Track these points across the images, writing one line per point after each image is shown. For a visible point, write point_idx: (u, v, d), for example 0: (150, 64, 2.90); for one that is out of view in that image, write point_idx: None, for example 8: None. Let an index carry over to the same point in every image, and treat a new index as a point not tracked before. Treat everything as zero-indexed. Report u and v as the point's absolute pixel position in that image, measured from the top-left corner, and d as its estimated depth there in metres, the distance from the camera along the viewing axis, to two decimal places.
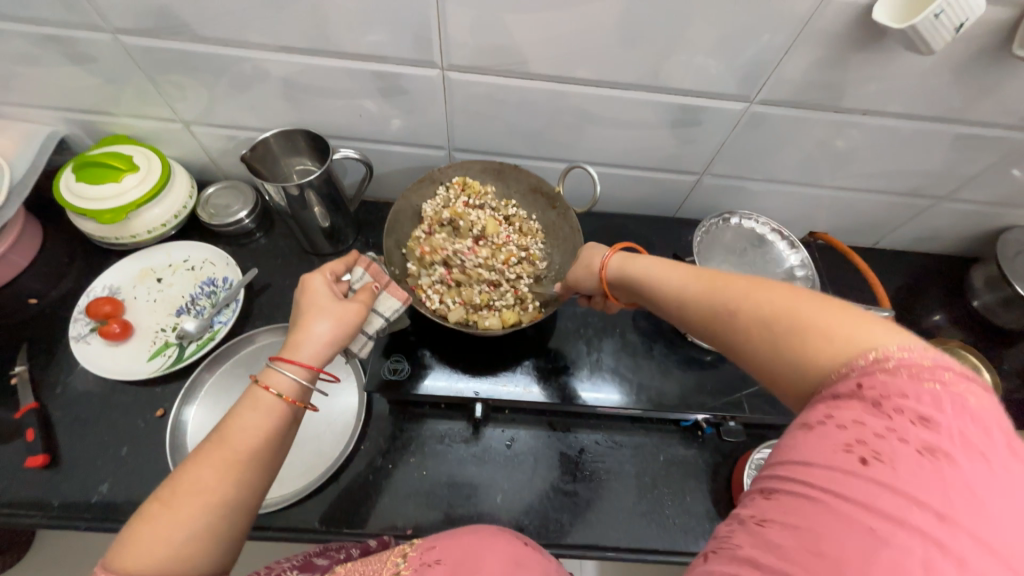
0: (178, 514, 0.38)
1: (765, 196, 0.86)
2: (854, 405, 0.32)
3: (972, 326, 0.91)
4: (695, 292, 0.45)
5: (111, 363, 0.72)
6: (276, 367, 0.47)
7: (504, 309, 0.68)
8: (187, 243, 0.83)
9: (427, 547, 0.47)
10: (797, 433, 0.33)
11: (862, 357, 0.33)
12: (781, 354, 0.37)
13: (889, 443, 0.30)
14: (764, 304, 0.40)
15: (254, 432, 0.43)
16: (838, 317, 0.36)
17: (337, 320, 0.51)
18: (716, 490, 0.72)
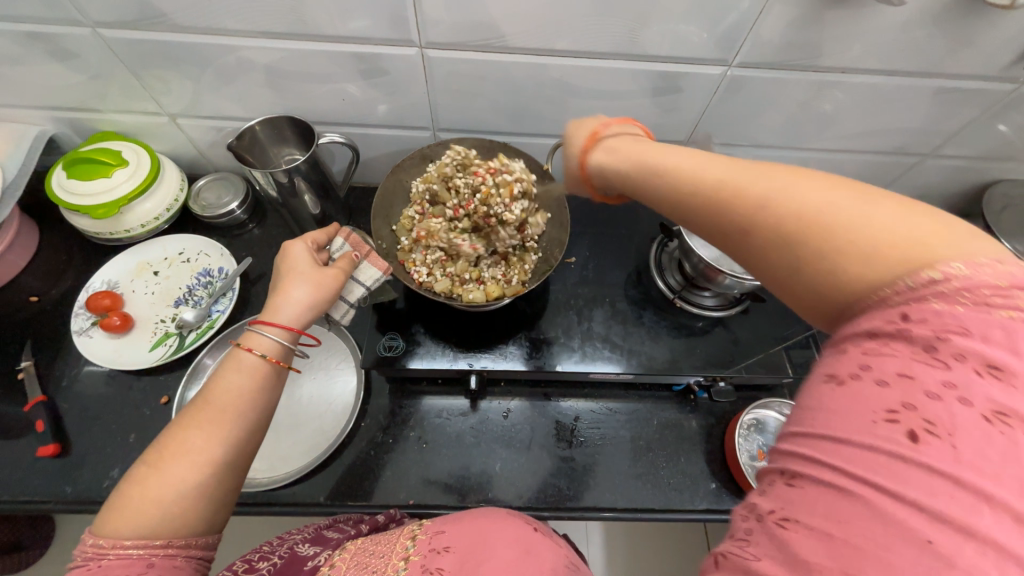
0: (165, 478, 0.40)
1: (751, 162, 0.87)
2: (904, 347, 0.26)
3: None
4: (710, 188, 0.36)
5: (114, 354, 0.74)
6: (256, 329, 0.48)
7: (489, 283, 0.69)
8: (181, 236, 0.84)
9: (436, 533, 0.47)
10: (822, 393, 0.27)
11: (916, 278, 0.27)
12: (811, 267, 0.31)
13: (942, 406, 0.23)
14: (799, 204, 0.31)
15: (237, 393, 0.45)
16: (892, 217, 0.29)
17: (315, 285, 0.53)
18: (710, 450, 0.74)
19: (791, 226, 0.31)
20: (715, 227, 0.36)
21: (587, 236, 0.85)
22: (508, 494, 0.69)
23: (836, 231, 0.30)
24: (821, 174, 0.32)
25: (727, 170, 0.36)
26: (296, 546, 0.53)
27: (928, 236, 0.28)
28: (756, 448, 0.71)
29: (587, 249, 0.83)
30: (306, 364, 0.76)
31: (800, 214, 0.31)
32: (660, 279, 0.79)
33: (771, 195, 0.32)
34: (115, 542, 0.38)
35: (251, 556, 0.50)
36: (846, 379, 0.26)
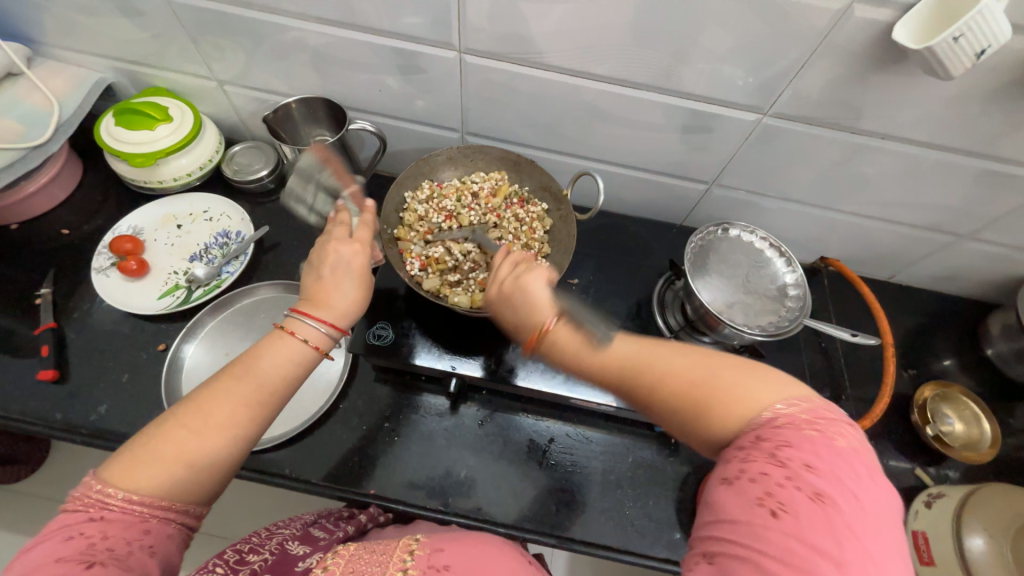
0: (192, 442, 0.44)
1: (776, 214, 0.85)
2: (762, 456, 0.35)
3: (981, 376, 0.87)
4: (619, 368, 0.44)
5: (125, 296, 0.77)
6: (303, 318, 0.52)
7: (478, 287, 0.64)
8: (209, 195, 0.88)
9: (435, 550, 0.51)
10: (716, 489, 0.36)
11: (763, 414, 0.38)
12: (700, 418, 0.40)
13: (788, 489, 0.33)
14: (668, 375, 0.42)
15: (278, 377, 0.50)
16: (741, 381, 0.40)
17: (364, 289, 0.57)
18: (681, 500, 0.71)
19: (674, 392, 0.41)
20: (631, 397, 0.44)
21: (595, 259, 0.83)
22: (468, 504, 0.69)
23: (705, 394, 0.40)
24: (672, 345, 0.44)
25: (618, 347, 0.45)
26: (286, 543, 0.59)
27: (760, 390, 0.39)
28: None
29: (592, 272, 0.82)
30: None
31: (676, 380, 0.42)
32: (659, 317, 0.76)
33: (654, 373, 0.43)
34: (125, 493, 0.41)
35: (240, 547, 0.57)
36: (731, 480, 0.35)
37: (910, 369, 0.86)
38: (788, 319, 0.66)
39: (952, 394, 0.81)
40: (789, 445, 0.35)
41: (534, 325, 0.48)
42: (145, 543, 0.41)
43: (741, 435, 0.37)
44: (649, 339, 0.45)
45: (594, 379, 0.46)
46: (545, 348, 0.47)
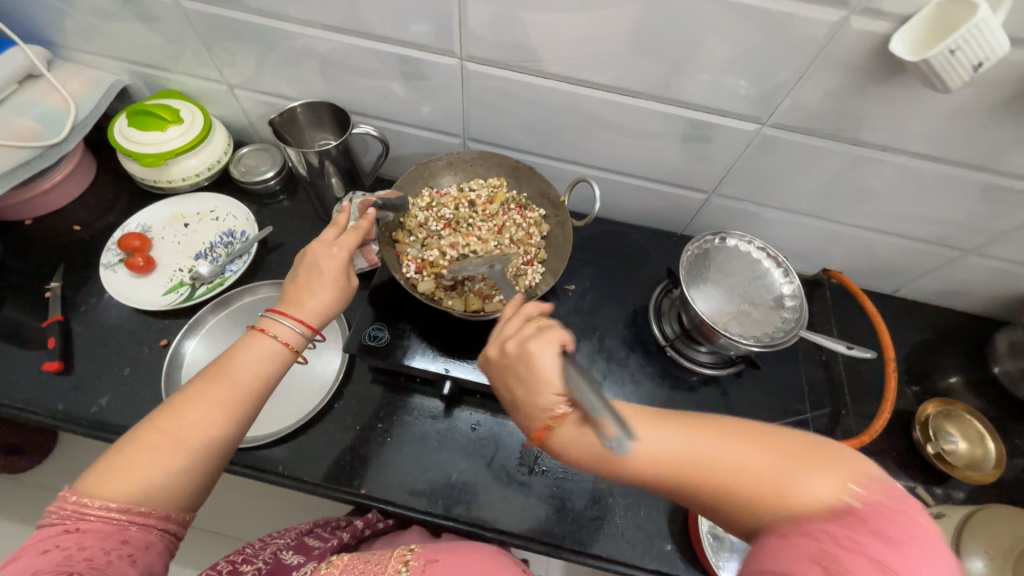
0: (165, 445, 0.45)
1: (777, 225, 0.84)
2: (853, 533, 0.34)
3: (988, 394, 0.85)
4: (678, 467, 0.39)
5: (131, 292, 0.79)
6: (277, 318, 0.53)
7: (472, 290, 0.64)
8: (216, 195, 0.90)
9: (429, 560, 0.55)
10: (770, 541, 0.36)
11: (835, 501, 0.35)
12: (764, 514, 0.37)
13: (855, 558, 0.33)
14: (736, 469, 0.38)
15: (251, 381, 0.50)
16: (810, 474, 0.36)
17: (340, 289, 0.57)
18: (673, 511, 0.70)
19: (741, 489, 0.37)
20: (689, 493, 0.40)
21: (595, 265, 0.83)
22: (458, 507, 0.69)
23: (772, 486, 0.37)
24: (736, 421, 0.40)
25: (674, 445, 0.39)
26: (280, 551, 0.63)
27: (828, 479, 0.36)
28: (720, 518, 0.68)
29: (590, 279, 0.81)
30: None
31: (746, 477, 0.37)
32: (656, 326, 0.76)
33: (716, 467, 0.38)
34: (102, 503, 0.42)
35: (234, 558, 0.61)
36: (785, 532, 0.36)
37: (913, 385, 0.85)
38: (785, 331, 0.65)
39: (956, 412, 0.79)
40: (875, 524, 0.34)
41: (545, 413, 0.43)
42: (122, 550, 0.42)
43: (809, 515, 0.35)
44: (711, 416, 0.41)
45: (645, 480, 0.40)
46: (558, 444, 0.43)
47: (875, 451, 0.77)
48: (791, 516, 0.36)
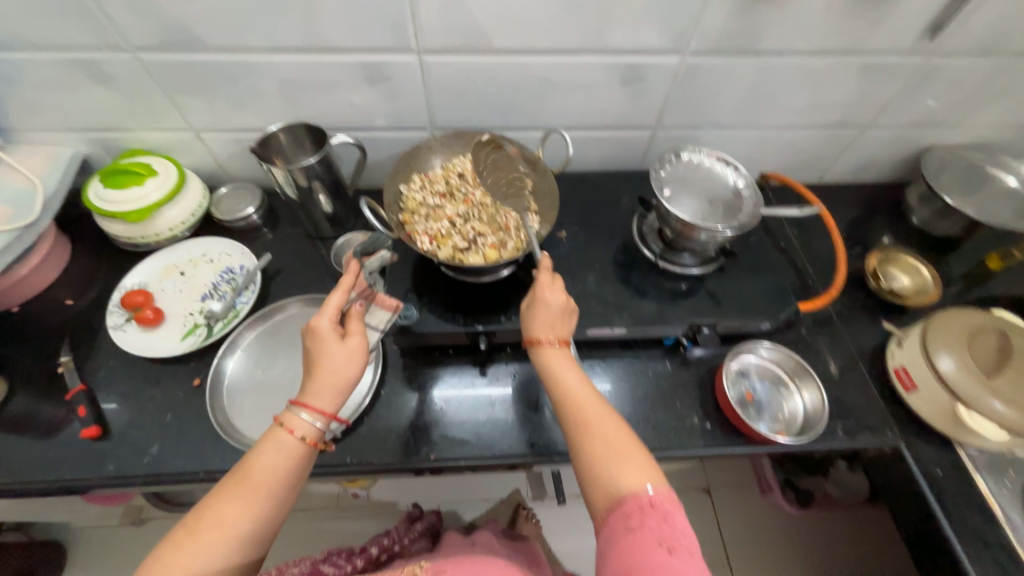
0: (206, 545, 0.50)
1: (715, 143, 0.97)
2: (652, 517, 0.49)
3: (915, 240, 1.02)
4: (578, 409, 0.58)
5: (147, 345, 0.79)
6: (295, 413, 0.57)
7: (487, 245, 0.70)
8: (204, 239, 0.92)
9: (437, 573, 0.62)
10: (620, 524, 0.49)
11: (644, 492, 0.50)
12: (601, 474, 0.53)
13: (648, 532, 0.48)
14: (599, 434, 0.55)
15: (270, 471, 0.55)
16: (639, 468, 0.52)
17: (345, 363, 0.60)
18: (704, 396, 0.80)
19: (598, 446, 0.54)
20: (571, 425, 0.57)
21: (576, 213, 0.92)
22: (522, 445, 0.75)
23: (615, 459, 0.53)
24: (620, 423, 0.57)
25: (588, 401, 0.58)
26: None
27: (649, 479, 0.52)
28: (743, 389, 0.79)
29: (576, 224, 0.90)
30: None
31: (603, 445, 0.54)
32: (643, 247, 0.86)
33: (597, 428, 0.56)
34: None
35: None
36: (630, 518, 0.49)
37: (858, 247, 1.00)
38: (747, 215, 0.77)
39: (892, 255, 0.96)
40: (669, 514, 0.49)
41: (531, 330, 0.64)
42: None
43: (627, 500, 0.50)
44: (609, 410, 0.58)
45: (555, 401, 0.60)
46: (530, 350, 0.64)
47: (845, 305, 0.91)
48: (616, 468, 0.52)
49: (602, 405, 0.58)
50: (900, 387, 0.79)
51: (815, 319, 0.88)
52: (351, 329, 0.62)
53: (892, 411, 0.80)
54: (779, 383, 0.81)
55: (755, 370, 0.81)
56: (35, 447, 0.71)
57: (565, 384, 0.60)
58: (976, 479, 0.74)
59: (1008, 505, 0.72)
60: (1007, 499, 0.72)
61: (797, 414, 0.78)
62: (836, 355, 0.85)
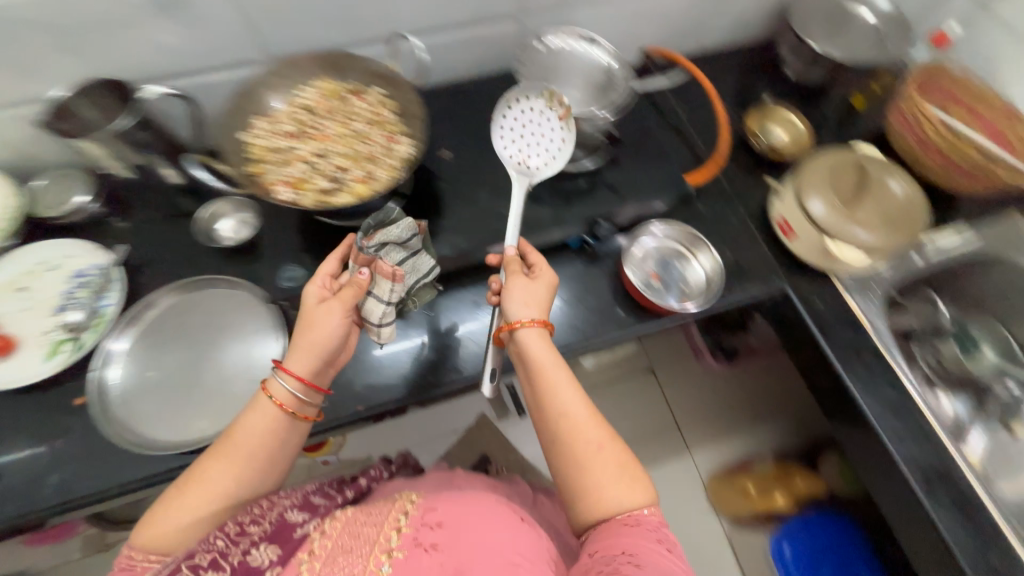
0: (188, 501, 0.54)
1: (589, 23, 0.91)
2: (650, 527, 0.53)
3: (791, 93, 1.05)
4: (581, 420, 0.58)
5: (4, 376, 0.69)
6: (275, 377, 0.58)
7: (354, 180, 0.63)
8: (37, 244, 0.78)
9: (428, 509, 0.59)
10: (622, 530, 0.53)
11: (642, 508, 0.55)
12: (600, 487, 0.56)
13: (648, 538, 0.52)
14: (601, 447, 0.57)
15: (249, 436, 0.57)
16: (634, 482, 0.56)
17: (314, 327, 0.59)
18: (614, 285, 0.83)
19: (598, 461, 0.56)
20: (571, 435, 0.57)
21: (458, 128, 0.86)
22: (450, 375, 0.74)
23: (615, 475, 0.56)
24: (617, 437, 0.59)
25: (587, 411, 0.58)
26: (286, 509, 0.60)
27: (642, 494, 0.56)
28: (649, 271, 0.83)
29: (460, 140, 0.84)
30: (215, 327, 0.74)
31: (605, 459, 0.56)
32: None
33: (598, 442, 0.57)
34: (129, 548, 0.53)
35: (242, 519, 0.56)
36: (629, 525, 0.54)
37: (741, 110, 1.02)
38: (621, 92, 0.75)
39: (770, 112, 0.99)
40: (664, 525, 0.54)
41: (512, 325, 0.62)
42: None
43: (629, 516, 0.54)
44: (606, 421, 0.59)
45: (550, 409, 0.58)
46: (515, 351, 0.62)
47: (733, 171, 0.94)
48: (617, 483, 0.56)
49: (600, 416, 0.59)
50: (783, 235, 0.84)
51: (706, 189, 0.91)
52: (340, 294, 0.61)
53: (780, 260, 0.87)
54: (681, 257, 0.85)
55: (658, 252, 0.85)
56: None
57: (562, 397, 0.59)
58: (848, 300, 0.84)
59: (873, 314, 0.83)
60: (871, 308, 0.84)
61: (699, 281, 0.83)
62: (728, 220, 0.89)
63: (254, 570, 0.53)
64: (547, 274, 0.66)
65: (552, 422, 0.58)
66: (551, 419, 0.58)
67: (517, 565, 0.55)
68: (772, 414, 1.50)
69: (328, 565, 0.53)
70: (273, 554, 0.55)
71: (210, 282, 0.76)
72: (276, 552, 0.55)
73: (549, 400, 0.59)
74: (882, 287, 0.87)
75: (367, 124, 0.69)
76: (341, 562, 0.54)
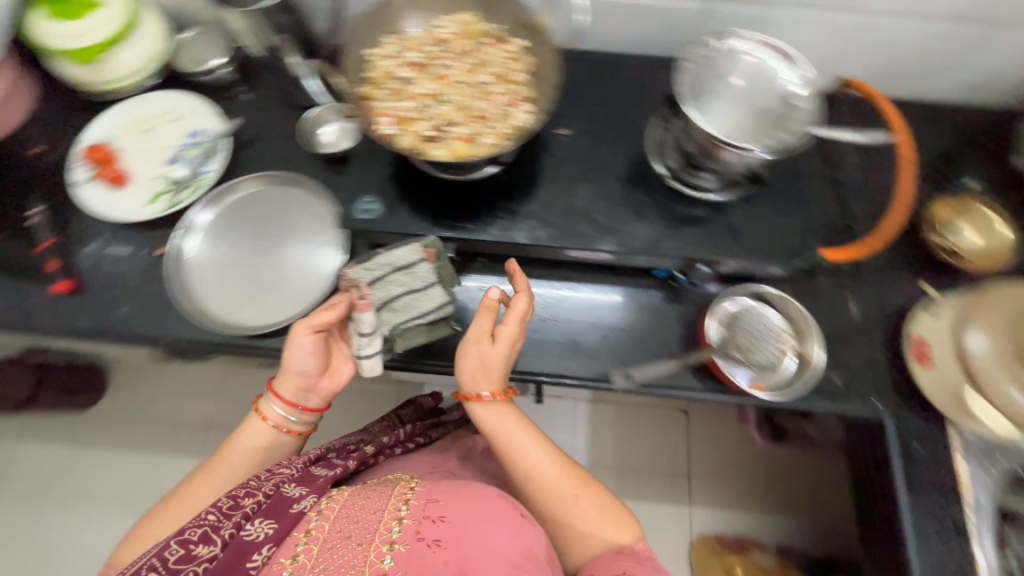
0: (170, 509, 0.64)
1: (786, 26, 0.75)
2: (629, 556, 0.58)
3: (1010, 189, 0.82)
4: (549, 476, 0.62)
5: (111, 205, 0.76)
6: (266, 403, 0.69)
7: (456, 138, 0.57)
8: (170, 93, 0.84)
9: (430, 501, 0.59)
10: (611, 560, 0.58)
11: (623, 540, 0.60)
12: (580, 527, 0.61)
13: (630, 563, 0.57)
14: (565, 496, 0.62)
15: (234, 454, 0.68)
16: (611, 521, 0.61)
17: (288, 355, 0.67)
18: (687, 338, 0.73)
19: (571, 510, 0.61)
20: (542, 491, 0.62)
21: (587, 106, 0.76)
22: None
23: (583, 520, 0.61)
24: (588, 475, 0.64)
25: (546, 462, 0.63)
26: (283, 484, 0.64)
27: (619, 526, 0.61)
28: (735, 338, 0.70)
29: (584, 120, 0.75)
30: (288, 229, 0.76)
31: (579, 511, 0.61)
32: (656, 163, 0.71)
33: (567, 497, 0.62)
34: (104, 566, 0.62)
35: (237, 493, 0.62)
36: (617, 554, 0.58)
37: (930, 189, 0.81)
38: (791, 133, 0.60)
39: (968, 207, 0.78)
40: (644, 553, 0.59)
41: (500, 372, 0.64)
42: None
43: (609, 553, 0.59)
44: (573, 465, 0.64)
45: (517, 469, 0.63)
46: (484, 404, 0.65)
47: (884, 258, 0.77)
48: (594, 521, 0.61)
49: (566, 461, 0.64)
50: (910, 356, 0.70)
51: (840, 269, 0.76)
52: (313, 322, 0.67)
53: (896, 387, 0.71)
54: (775, 333, 0.71)
55: (750, 317, 0.72)
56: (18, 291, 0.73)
57: (535, 451, 0.64)
58: (958, 464, 0.69)
59: (980, 490, 0.68)
60: (983, 483, 0.68)
61: (786, 368, 0.70)
62: (850, 314, 0.75)
63: (250, 542, 0.56)
64: (523, 305, 0.63)
65: (524, 481, 0.63)
66: (523, 477, 0.63)
67: (518, 568, 0.54)
68: (794, 511, 1.36)
69: (326, 549, 0.55)
70: (269, 529, 0.57)
71: (295, 181, 0.77)
72: (274, 526, 0.58)
73: (518, 458, 0.63)
74: (1008, 464, 0.70)
75: (492, 80, 0.61)
76: (342, 551, 0.55)
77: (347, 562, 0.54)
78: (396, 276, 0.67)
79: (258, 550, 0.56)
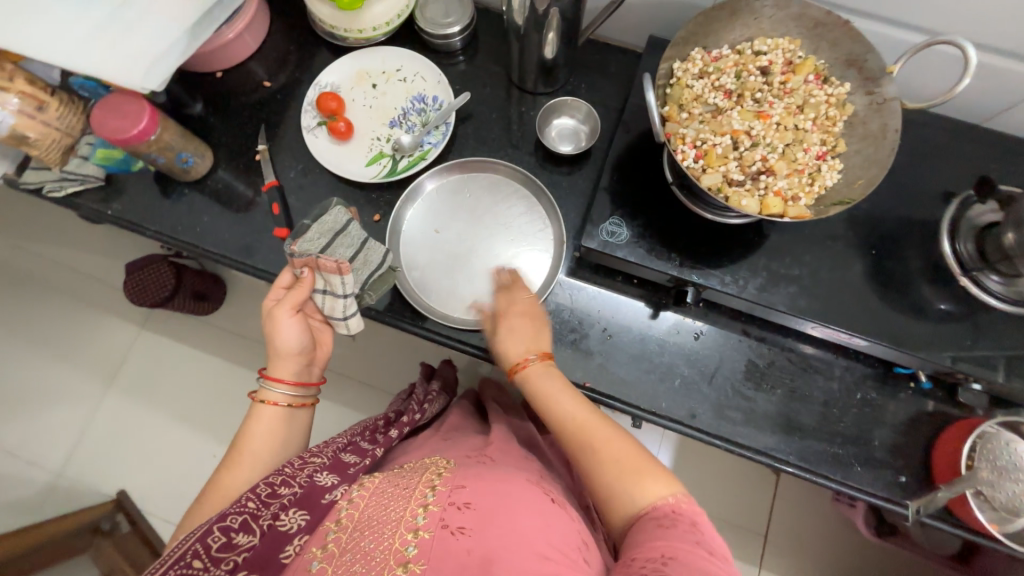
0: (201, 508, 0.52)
1: None
2: (679, 522, 0.44)
3: None
4: (574, 427, 0.53)
5: (335, 159, 0.76)
6: (270, 387, 0.59)
7: (770, 191, 0.53)
8: (402, 50, 0.80)
9: (457, 486, 0.48)
10: (650, 528, 0.44)
11: (664, 496, 0.46)
12: (616, 488, 0.48)
13: (680, 536, 0.42)
14: (603, 444, 0.51)
15: (265, 432, 0.58)
16: (650, 480, 0.48)
17: (276, 324, 0.59)
18: (912, 451, 0.65)
19: (600, 459, 0.50)
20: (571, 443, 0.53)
21: None
22: (682, 413, 0.66)
23: (615, 471, 0.49)
24: (618, 427, 0.53)
25: (575, 408, 0.55)
26: (315, 473, 0.53)
27: (648, 470, 0.49)
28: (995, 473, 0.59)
29: None
30: (505, 222, 0.74)
31: (610, 463, 0.50)
32: (947, 245, 0.62)
33: (596, 446, 0.51)
34: None
35: (272, 480, 0.51)
36: (664, 523, 0.44)
37: None
38: None
39: None
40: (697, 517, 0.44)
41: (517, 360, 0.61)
42: None
43: (658, 511, 0.45)
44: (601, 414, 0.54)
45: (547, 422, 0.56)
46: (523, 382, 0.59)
47: None
48: (626, 480, 0.48)
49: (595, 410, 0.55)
50: None
51: None
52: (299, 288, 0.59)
53: None
54: None
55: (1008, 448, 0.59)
56: (240, 225, 0.76)
57: (562, 399, 0.56)
58: None
59: None
60: None
61: None
62: None
63: (284, 533, 0.47)
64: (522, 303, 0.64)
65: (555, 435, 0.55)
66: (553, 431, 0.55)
67: (547, 558, 0.43)
68: None
69: (357, 538, 0.45)
70: (301, 519, 0.48)
71: (523, 179, 0.74)
72: (305, 517, 0.48)
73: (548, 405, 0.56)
74: None
75: (808, 126, 0.56)
76: (366, 542, 0.45)
77: (369, 557, 0.43)
78: (342, 235, 0.61)
79: (292, 544, 0.46)
